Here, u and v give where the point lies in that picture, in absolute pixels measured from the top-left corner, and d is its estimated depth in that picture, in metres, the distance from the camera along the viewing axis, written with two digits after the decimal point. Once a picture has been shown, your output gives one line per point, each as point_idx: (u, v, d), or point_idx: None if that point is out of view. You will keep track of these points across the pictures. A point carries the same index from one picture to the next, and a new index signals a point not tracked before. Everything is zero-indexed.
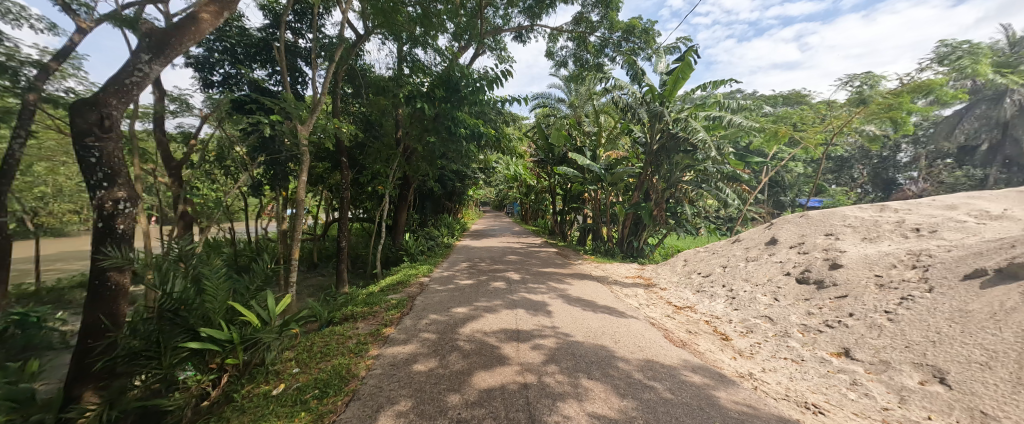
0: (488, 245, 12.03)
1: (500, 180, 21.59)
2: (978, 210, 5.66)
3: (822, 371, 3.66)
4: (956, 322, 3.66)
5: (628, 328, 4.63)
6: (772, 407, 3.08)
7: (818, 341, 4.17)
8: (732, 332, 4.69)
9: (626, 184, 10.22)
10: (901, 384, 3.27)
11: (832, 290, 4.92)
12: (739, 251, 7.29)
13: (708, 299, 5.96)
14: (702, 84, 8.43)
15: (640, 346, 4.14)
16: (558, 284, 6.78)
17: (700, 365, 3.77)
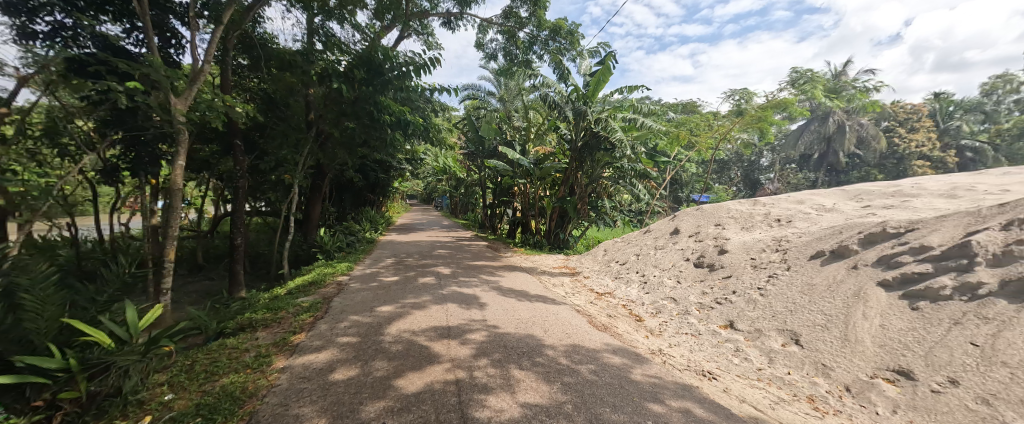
0: (412, 240, 11.51)
1: (430, 173, 21.17)
2: (817, 204, 7.15)
3: (714, 341, 4.32)
4: (803, 293, 4.66)
5: (556, 316, 4.87)
6: (677, 378, 3.58)
7: (710, 316, 4.92)
8: (644, 313, 5.25)
9: (553, 178, 10.66)
10: (770, 347, 4.07)
11: (720, 272, 5.84)
12: (649, 240, 8.22)
13: (625, 284, 6.59)
14: (619, 88, 9.15)
15: (567, 333, 4.39)
16: (490, 276, 6.79)
17: (619, 348, 4.13)
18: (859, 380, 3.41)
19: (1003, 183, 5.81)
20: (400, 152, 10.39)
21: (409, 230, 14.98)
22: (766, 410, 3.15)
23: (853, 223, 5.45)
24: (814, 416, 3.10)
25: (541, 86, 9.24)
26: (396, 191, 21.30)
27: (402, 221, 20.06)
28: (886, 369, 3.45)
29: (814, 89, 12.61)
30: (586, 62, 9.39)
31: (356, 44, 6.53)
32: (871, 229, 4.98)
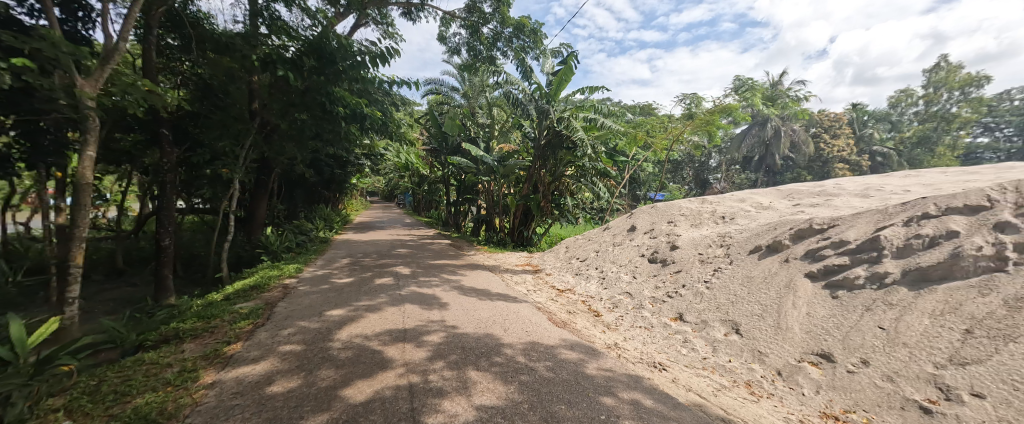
0: (369, 239, 11.05)
1: (391, 170, 20.53)
2: (756, 202, 7.79)
3: (665, 333, 4.58)
4: (743, 284, 5.07)
5: (516, 314, 4.90)
6: (630, 371, 3.74)
7: (662, 309, 5.20)
8: (602, 308, 5.46)
9: (517, 176, 10.83)
10: (714, 337, 4.38)
11: (672, 267, 6.21)
12: (608, 237, 8.59)
13: (584, 280, 6.85)
14: (581, 89, 9.39)
15: (527, 331, 4.43)
16: (453, 275, 6.69)
17: (576, 342, 4.25)
18: (788, 364, 3.78)
19: (909, 184, 6.64)
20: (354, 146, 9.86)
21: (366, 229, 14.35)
22: (709, 397, 3.41)
23: (785, 220, 6.02)
24: (751, 400, 3.40)
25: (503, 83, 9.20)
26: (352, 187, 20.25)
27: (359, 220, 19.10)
28: (811, 353, 3.85)
29: (755, 96, 13.73)
30: (548, 62, 9.50)
31: (306, 30, 6.09)
32: (800, 226, 5.53)
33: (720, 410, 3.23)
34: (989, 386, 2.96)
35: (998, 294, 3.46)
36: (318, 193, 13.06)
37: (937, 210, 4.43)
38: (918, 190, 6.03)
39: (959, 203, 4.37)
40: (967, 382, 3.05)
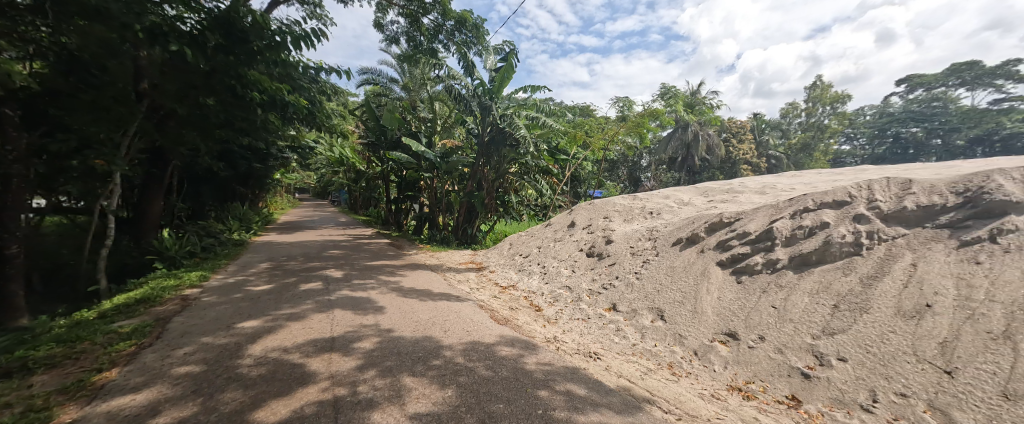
0: (300, 241, 10.36)
1: (324, 165, 19.18)
2: (679, 198, 8.62)
3: (600, 324, 4.90)
4: (667, 273, 5.61)
5: (456, 315, 4.85)
6: (567, 362, 3.89)
7: (598, 301, 5.60)
8: (543, 303, 5.72)
9: (461, 173, 11.06)
10: (643, 324, 4.78)
11: (607, 260, 6.70)
12: (549, 233, 9.06)
13: (527, 276, 7.17)
14: (524, 87, 9.71)
15: (467, 331, 4.39)
16: (391, 277, 6.43)
17: (515, 338, 4.31)
18: (703, 344, 4.25)
19: (797, 183, 7.81)
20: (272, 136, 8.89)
21: (289, 231, 13.17)
22: (638, 381, 3.69)
23: (702, 215, 6.75)
24: (672, 380, 3.77)
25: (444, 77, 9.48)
26: (276, 184, 18.49)
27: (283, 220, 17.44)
28: (721, 332, 4.37)
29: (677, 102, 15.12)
30: (490, 58, 9.57)
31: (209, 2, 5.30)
32: (712, 220, 6.25)
33: (646, 392, 3.52)
34: (850, 351, 3.63)
35: (857, 273, 4.28)
36: (230, 189, 11.73)
37: (815, 205, 5.29)
38: (804, 188, 7.13)
39: (830, 198, 5.26)
40: (836, 349, 3.70)
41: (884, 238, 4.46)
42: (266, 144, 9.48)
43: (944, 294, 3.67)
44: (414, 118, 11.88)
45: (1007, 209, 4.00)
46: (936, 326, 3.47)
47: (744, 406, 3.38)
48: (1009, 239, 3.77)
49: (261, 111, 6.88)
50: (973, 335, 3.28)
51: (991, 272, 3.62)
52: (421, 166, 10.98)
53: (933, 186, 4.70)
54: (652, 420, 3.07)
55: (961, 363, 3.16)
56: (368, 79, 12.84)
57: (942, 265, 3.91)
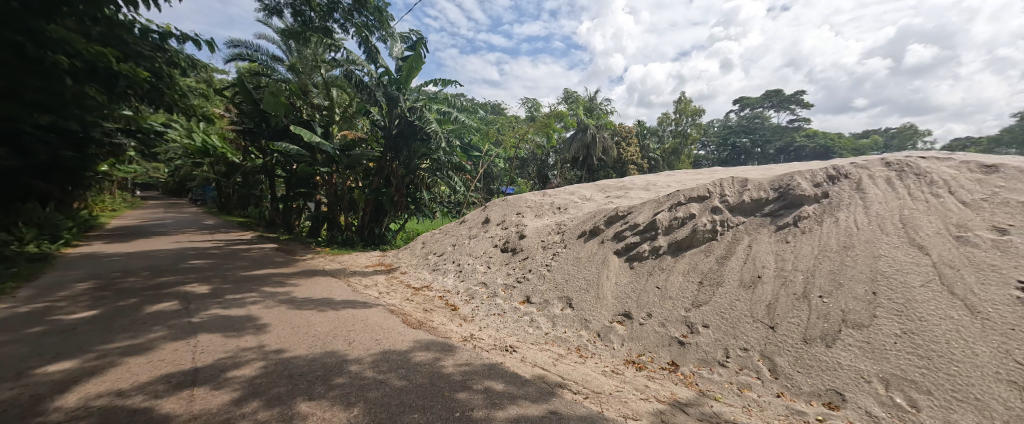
0: (141, 251, 8.54)
1: (184, 158, 16.19)
2: (582, 194, 9.42)
3: (516, 317, 5.28)
4: (573, 264, 6.28)
5: (358, 326, 4.42)
6: (485, 359, 3.90)
7: (512, 294, 6.09)
8: (459, 302, 6.03)
9: (366, 168, 11.30)
10: (554, 313, 5.27)
11: (521, 254, 7.34)
12: (464, 230, 9.75)
13: (442, 274, 7.62)
14: (434, 81, 10.42)
15: (377, 340, 4.06)
16: (282, 293, 5.73)
17: (431, 341, 4.16)
18: (603, 326, 4.79)
19: (672, 181, 9.22)
20: (88, 114, 7.01)
21: (122, 239, 10.56)
22: (551, 367, 3.89)
23: (601, 209, 7.63)
24: (580, 362, 4.08)
25: (342, 61, 9.51)
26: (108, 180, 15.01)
27: (116, 225, 13.90)
28: (618, 314, 4.96)
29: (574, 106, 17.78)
30: (397, 46, 9.79)
31: None
32: (610, 214, 7.03)
33: (559, 377, 3.71)
34: (710, 318, 4.43)
35: (714, 254, 5.28)
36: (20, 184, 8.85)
37: (685, 198, 6.27)
38: (678, 185, 8.46)
39: (695, 193, 6.27)
40: (701, 318, 4.47)
41: (731, 225, 5.58)
42: (81, 124, 7.46)
43: (768, 266, 4.78)
44: (302, 101, 11.08)
45: (802, 201, 5.46)
46: (765, 292, 4.49)
47: (637, 376, 3.84)
48: (806, 222, 5.18)
49: (79, 73, 5.74)
50: (786, 297, 4.34)
51: (795, 250, 4.86)
52: (317, 161, 10.71)
53: (760, 183, 5.99)
54: (565, 403, 3.20)
55: (780, 319, 4.13)
56: (235, 54, 10.74)
57: (767, 244, 5.09)
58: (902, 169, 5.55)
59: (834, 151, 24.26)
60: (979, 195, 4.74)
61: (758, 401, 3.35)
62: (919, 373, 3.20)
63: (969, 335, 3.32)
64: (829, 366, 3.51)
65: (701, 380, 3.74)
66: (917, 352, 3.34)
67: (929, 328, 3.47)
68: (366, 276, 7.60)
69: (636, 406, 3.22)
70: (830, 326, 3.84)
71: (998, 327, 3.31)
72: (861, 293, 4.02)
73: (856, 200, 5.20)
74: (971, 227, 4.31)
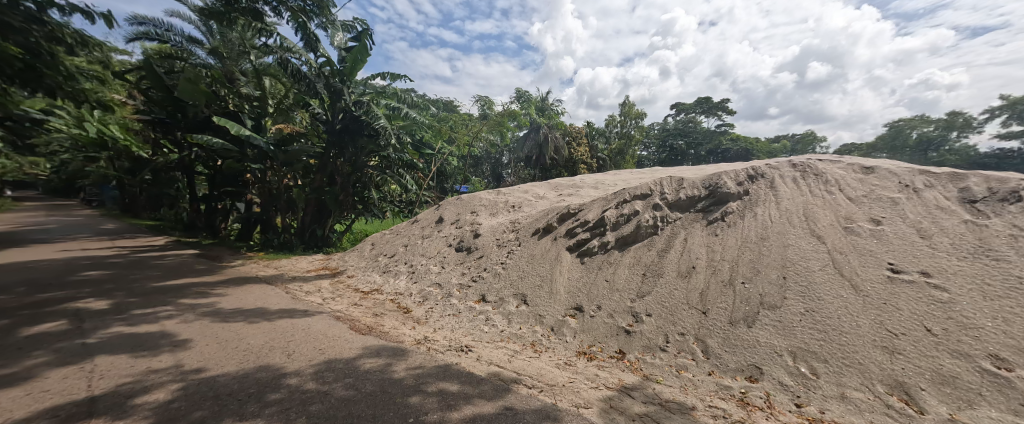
0: (19, 262, 7.27)
1: (77, 154, 14.10)
2: (536, 193, 9.56)
3: (471, 316, 5.26)
4: (528, 261, 6.36)
5: (298, 337, 4.09)
6: (440, 360, 3.81)
7: (467, 294, 6.03)
8: (412, 304, 5.86)
9: (307, 166, 10.59)
10: (509, 310, 5.33)
11: (475, 253, 7.30)
12: (416, 230, 9.49)
13: (394, 277, 7.36)
14: (382, 74, 10.13)
15: (320, 349, 3.81)
16: (205, 305, 5.17)
17: (380, 346, 3.98)
18: (556, 320, 4.94)
19: (619, 180, 9.67)
20: None
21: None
22: (506, 364, 3.91)
23: (554, 207, 7.81)
24: (534, 357, 4.15)
25: (275, 48, 8.82)
26: None
27: None
28: (571, 308, 5.14)
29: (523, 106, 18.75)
30: (339, 35, 9.26)
31: None
32: (562, 211, 7.23)
33: (514, 373, 3.73)
34: (652, 307, 4.74)
35: (656, 247, 5.64)
36: None
37: (630, 196, 6.59)
38: (625, 183, 8.89)
39: (638, 191, 6.63)
40: (645, 307, 4.76)
41: (670, 221, 5.99)
42: None
43: (700, 257, 5.21)
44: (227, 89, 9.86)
45: (728, 198, 6.00)
46: (698, 281, 4.89)
47: (588, 366, 3.99)
48: (731, 216, 5.70)
49: None
50: (715, 284, 4.76)
51: (723, 242, 5.34)
52: (247, 157, 9.79)
53: (694, 182, 6.47)
54: (520, 398, 3.20)
55: (710, 304, 4.52)
56: (139, 31, 9.49)
57: (700, 238, 5.54)
58: (804, 170, 6.22)
59: (753, 153, 28.23)
60: (860, 192, 5.56)
61: (692, 380, 3.65)
62: (817, 344, 3.67)
63: (854, 310, 3.88)
64: (749, 344, 3.91)
65: (645, 365, 3.99)
66: (817, 327, 3.83)
67: (825, 306, 4.01)
68: (308, 281, 7.09)
69: (587, 395, 3.35)
70: (750, 309, 4.28)
71: (875, 302, 3.91)
72: (774, 278, 4.53)
73: (770, 196, 5.79)
74: (856, 218, 5.07)
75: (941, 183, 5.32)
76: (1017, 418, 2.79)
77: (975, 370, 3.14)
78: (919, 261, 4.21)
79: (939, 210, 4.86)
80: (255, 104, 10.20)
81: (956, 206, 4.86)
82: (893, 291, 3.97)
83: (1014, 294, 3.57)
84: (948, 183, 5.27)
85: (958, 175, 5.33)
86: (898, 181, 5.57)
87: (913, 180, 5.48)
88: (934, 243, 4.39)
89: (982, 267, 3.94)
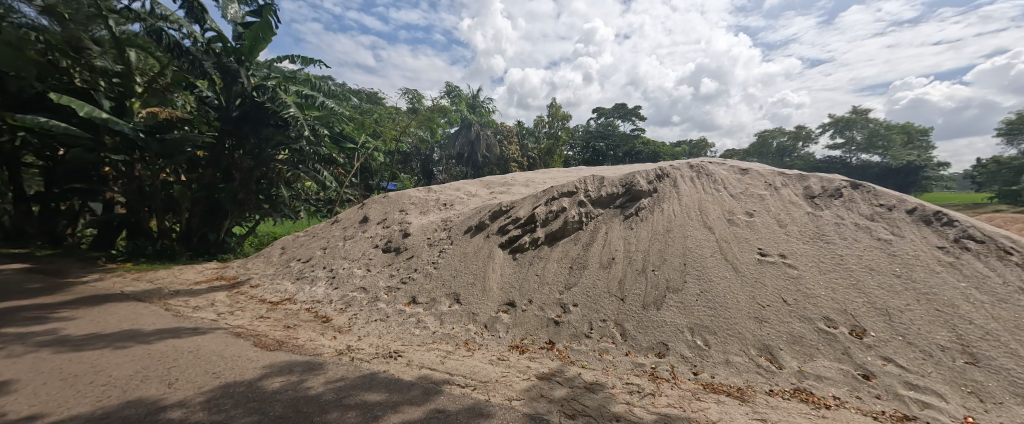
0: None
1: None
2: (469, 190, 9.45)
3: (400, 319, 5.06)
4: (461, 259, 6.28)
5: (182, 362, 3.57)
6: (367, 370, 3.60)
7: (396, 297, 5.78)
8: (332, 312, 5.48)
9: (194, 160, 9.69)
10: (441, 311, 5.21)
11: (405, 254, 7.03)
12: (337, 231, 8.89)
13: (310, 284, 6.80)
14: (289, 57, 9.42)
15: (215, 372, 3.37)
16: (41, 333, 4.30)
17: (288, 362, 3.64)
18: (491, 317, 4.93)
19: (548, 178, 9.95)
20: None
21: None
22: (439, 365, 3.81)
23: (487, 204, 7.81)
24: (468, 355, 4.10)
25: (143, 14, 7.83)
26: None
27: None
28: (503, 304, 5.17)
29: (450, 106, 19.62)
30: (234, 9, 8.71)
31: None
32: (494, 208, 7.24)
33: (446, 374, 3.65)
34: (581, 298, 4.92)
35: (581, 241, 5.89)
36: None
37: (558, 193, 6.79)
38: (554, 181, 9.17)
39: (565, 189, 6.82)
40: (572, 298, 4.95)
41: (594, 216, 6.29)
42: None
43: (619, 249, 5.55)
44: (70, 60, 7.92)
45: (642, 195, 6.43)
46: (616, 270, 5.21)
47: (521, 359, 4.04)
48: (644, 211, 6.12)
49: None
50: (631, 272, 5.12)
51: (637, 235, 5.73)
52: (105, 145, 8.38)
53: (614, 180, 6.85)
54: (451, 398, 3.12)
55: (627, 291, 4.85)
56: None
57: (619, 231, 5.90)
58: (700, 170, 6.78)
59: (660, 156, 30.57)
60: (738, 189, 6.31)
61: (612, 362, 3.87)
62: (710, 320, 4.17)
63: (734, 288, 4.52)
64: (656, 323, 4.27)
65: (572, 352, 4.13)
66: (708, 306, 4.35)
67: (714, 286, 4.58)
68: (197, 295, 6.24)
69: (518, 387, 3.38)
70: (656, 292, 4.69)
71: (749, 280, 4.60)
72: (677, 265, 5.00)
73: (673, 193, 6.31)
74: (736, 211, 5.80)
75: (792, 182, 6.30)
76: (840, 364, 3.57)
77: (814, 330, 3.92)
78: (778, 245, 5.07)
79: (791, 204, 5.78)
80: (115, 81, 8.59)
81: (801, 201, 5.85)
82: (761, 271, 4.72)
83: (838, 268, 4.61)
84: (797, 182, 6.27)
85: (803, 176, 6.37)
86: (764, 181, 6.41)
87: (774, 180, 6.38)
88: (788, 230, 5.32)
89: (818, 248, 4.95)
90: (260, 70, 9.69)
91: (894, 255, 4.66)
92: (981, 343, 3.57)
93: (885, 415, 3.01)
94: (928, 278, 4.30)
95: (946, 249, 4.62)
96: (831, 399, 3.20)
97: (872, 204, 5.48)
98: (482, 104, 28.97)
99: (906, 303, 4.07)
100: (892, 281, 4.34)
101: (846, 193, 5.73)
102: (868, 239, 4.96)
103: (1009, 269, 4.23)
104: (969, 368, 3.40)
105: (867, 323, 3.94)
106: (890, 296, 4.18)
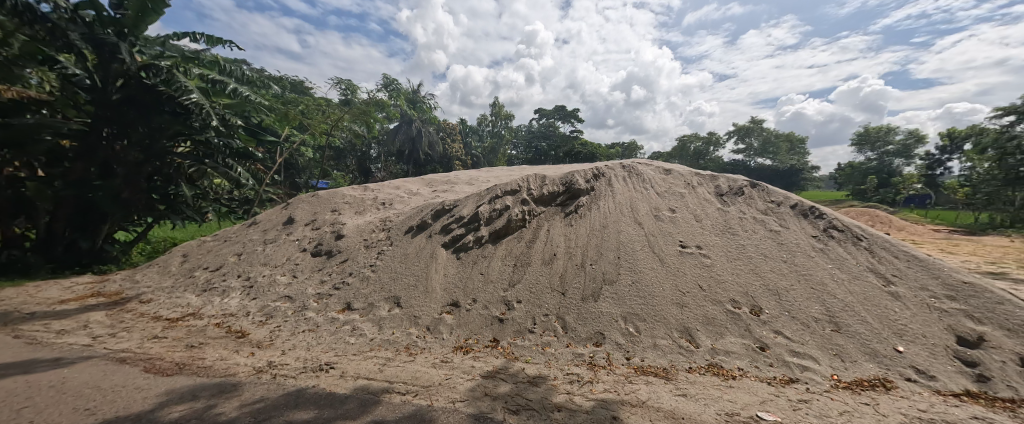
0: None
1: None
2: (409, 189, 9.13)
3: (333, 328, 4.76)
4: (401, 261, 6.04)
5: (39, 401, 2.99)
6: (294, 386, 3.33)
7: (329, 304, 5.43)
8: (250, 325, 5.00)
9: (55, 151, 8.19)
10: (380, 316, 4.97)
11: (338, 257, 6.62)
12: (256, 234, 8.16)
13: (221, 295, 6.14)
14: (187, 34, 8.51)
15: (98, 407, 2.90)
16: None
17: (192, 388, 3.23)
18: (433, 319, 4.80)
19: (491, 177, 9.92)
20: None
21: None
22: (377, 374, 3.64)
23: (429, 203, 7.61)
24: (409, 360, 3.95)
25: None
26: None
27: None
28: (447, 305, 5.06)
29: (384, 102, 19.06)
30: None
31: None
32: (436, 207, 7.09)
33: (385, 383, 3.48)
34: (524, 294, 4.96)
35: (524, 239, 5.93)
36: None
37: (501, 192, 6.78)
38: (496, 180, 9.17)
39: (508, 187, 6.83)
40: (516, 295, 4.96)
41: (537, 214, 6.37)
42: None
43: (559, 245, 5.67)
44: None
45: (580, 193, 6.61)
46: (558, 266, 5.32)
47: (465, 359, 3.97)
48: (582, 209, 6.31)
49: None
50: (571, 266, 5.26)
51: (576, 231, 5.90)
52: None
53: (554, 179, 6.98)
54: (390, 408, 2.98)
55: (566, 285, 4.97)
56: None
57: (559, 228, 6.03)
58: (632, 169, 7.15)
59: (596, 157, 31.89)
60: (663, 187, 6.73)
61: (554, 354, 3.94)
62: (639, 307, 4.41)
63: (659, 277, 4.81)
64: (591, 315, 4.42)
65: (516, 348, 4.15)
66: (637, 294, 4.59)
67: (641, 276, 4.84)
68: (67, 317, 5.32)
69: (461, 389, 3.32)
70: (591, 285, 4.86)
71: (672, 270, 4.93)
72: (611, 258, 5.23)
73: (607, 191, 6.59)
74: (661, 208, 6.18)
75: (706, 181, 6.82)
76: (743, 339, 3.97)
77: (724, 311, 4.31)
78: (695, 237, 5.49)
79: (704, 202, 6.27)
80: None
81: (711, 198, 6.36)
82: (682, 261, 5.07)
83: (740, 256, 5.09)
84: (709, 182, 6.79)
85: (715, 176, 6.92)
86: (683, 181, 6.88)
87: (692, 180, 6.86)
88: (703, 223, 5.77)
89: (726, 239, 5.43)
90: (151, 47, 8.68)
91: (782, 244, 5.25)
92: (843, 313, 4.19)
93: (776, 380, 3.42)
94: (807, 262, 4.93)
95: (817, 237, 5.33)
96: (736, 371, 3.58)
97: (766, 201, 6.11)
98: (424, 100, 28.26)
99: (790, 283, 4.63)
100: (781, 266, 4.89)
101: (746, 191, 6.34)
102: (764, 230, 5.54)
103: (860, 252, 5.03)
104: (835, 335, 3.96)
105: (762, 302, 4.42)
106: (779, 278, 4.72)
